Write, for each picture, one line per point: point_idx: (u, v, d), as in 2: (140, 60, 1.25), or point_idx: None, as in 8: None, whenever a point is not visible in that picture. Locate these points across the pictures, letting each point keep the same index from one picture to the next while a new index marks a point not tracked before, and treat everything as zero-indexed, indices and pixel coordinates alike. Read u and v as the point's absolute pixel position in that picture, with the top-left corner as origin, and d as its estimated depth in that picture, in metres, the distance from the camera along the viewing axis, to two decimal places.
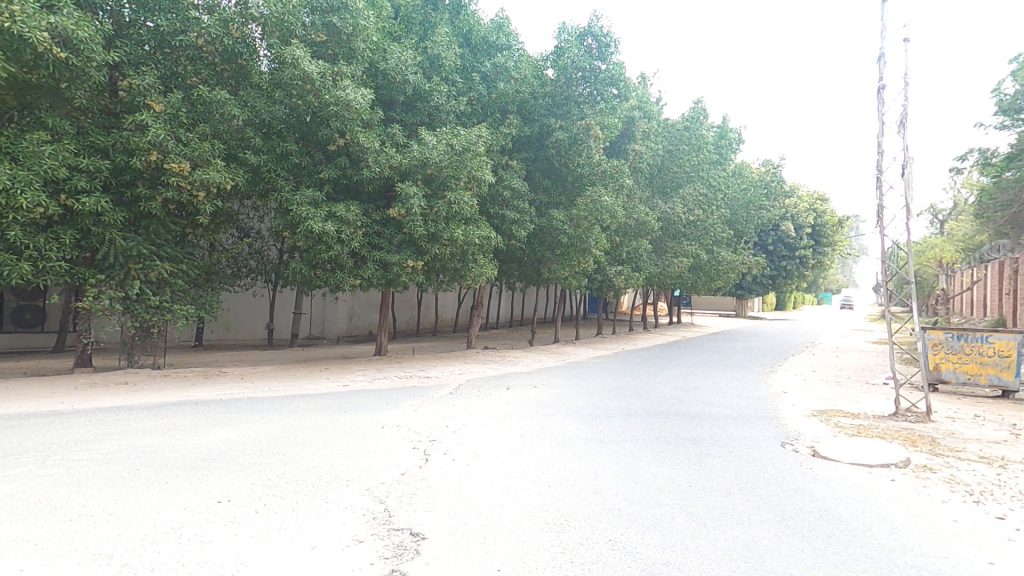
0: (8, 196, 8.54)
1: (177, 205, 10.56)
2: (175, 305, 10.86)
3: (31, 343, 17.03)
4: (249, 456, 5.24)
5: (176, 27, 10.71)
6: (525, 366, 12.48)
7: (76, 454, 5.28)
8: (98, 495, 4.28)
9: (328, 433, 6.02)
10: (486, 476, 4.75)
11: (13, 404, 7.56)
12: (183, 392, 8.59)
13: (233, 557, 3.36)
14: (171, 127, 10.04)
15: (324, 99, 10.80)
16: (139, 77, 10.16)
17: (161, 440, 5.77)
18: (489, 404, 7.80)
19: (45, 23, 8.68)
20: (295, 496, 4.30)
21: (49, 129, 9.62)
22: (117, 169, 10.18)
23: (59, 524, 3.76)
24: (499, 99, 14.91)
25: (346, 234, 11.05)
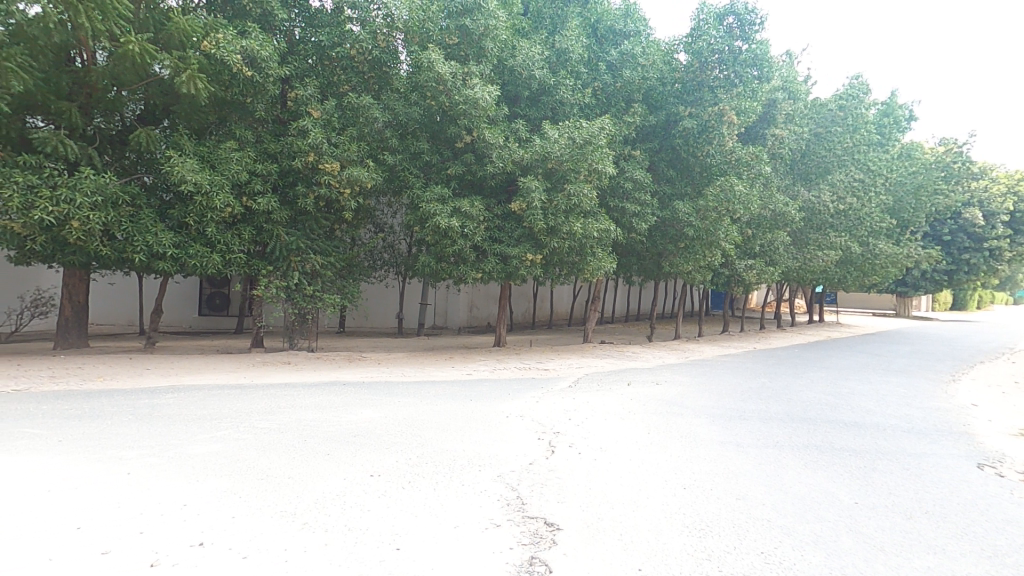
0: (206, 198, 10.06)
1: (327, 202, 11.68)
2: (325, 295, 12.10)
3: (220, 325, 19.90)
4: (391, 434, 5.80)
5: (334, 40, 11.99)
6: (645, 362, 12.16)
7: (260, 422, 6.17)
8: (279, 459, 5.15)
9: (459, 419, 6.38)
10: (615, 472, 4.71)
11: (209, 377, 8.98)
12: (333, 373, 9.58)
13: (389, 528, 3.95)
14: (325, 132, 11.18)
15: (454, 99, 11.33)
16: (303, 88, 11.45)
17: (320, 415, 6.48)
18: (612, 399, 7.71)
19: (239, 47, 10.18)
20: (435, 476, 4.75)
21: (235, 139, 11.19)
22: (284, 172, 11.55)
23: (254, 481, 4.67)
24: (624, 87, 14.57)
25: (469, 229, 11.55)
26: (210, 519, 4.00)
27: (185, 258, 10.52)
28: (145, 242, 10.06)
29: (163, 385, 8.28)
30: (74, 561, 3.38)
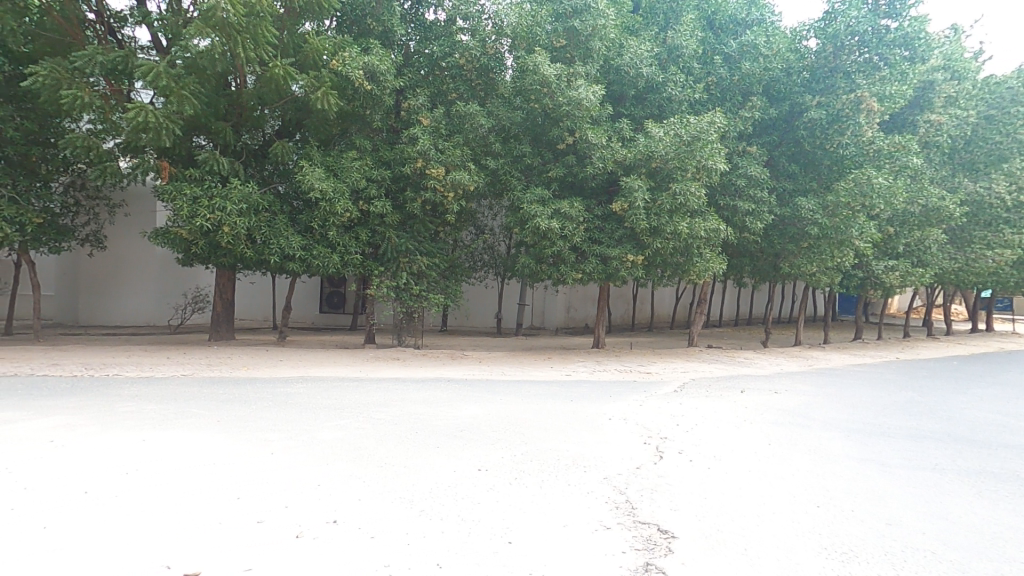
0: (329, 204, 10.95)
1: (433, 206, 12.26)
2: (430, 295, 12.69)
3: (336, 321, 21.66)
4: (494, 429, 6.05)
5: (444, 50, 12.97)
6: (758, 369, 11.42)
7: (377, 413, 6.89)
8: (393, 448, 5.79)
9: (560, 418, 6.42)
10: (733, 483, 4.48)
11: (330, 369, 9.78)
12: (438, 370, 10.02)
13: (499, 521, 4.09)
14: (434, 138, 11.77)
15: (558, 100, 11.43)
16: (415, 98, 12.19)
17: (429, 410, 6.88)
18: (723, 406, 7.34)
19: (362, 63, 11.07)
20: (542, 473, 4.83)
21: (355, 149, 12.13)
22: (395, 178, 12.29)
23: (375, 468, 5.33)
24: (741, 80, 13.97)
25: (568, 230, 11.55)
26: (340, 499, 4.73)
27: (311, 259, 11.49)
28: (278, 246, 11.17)
29: (294, 375, 9.22)
30: (237, 525, 4.28)
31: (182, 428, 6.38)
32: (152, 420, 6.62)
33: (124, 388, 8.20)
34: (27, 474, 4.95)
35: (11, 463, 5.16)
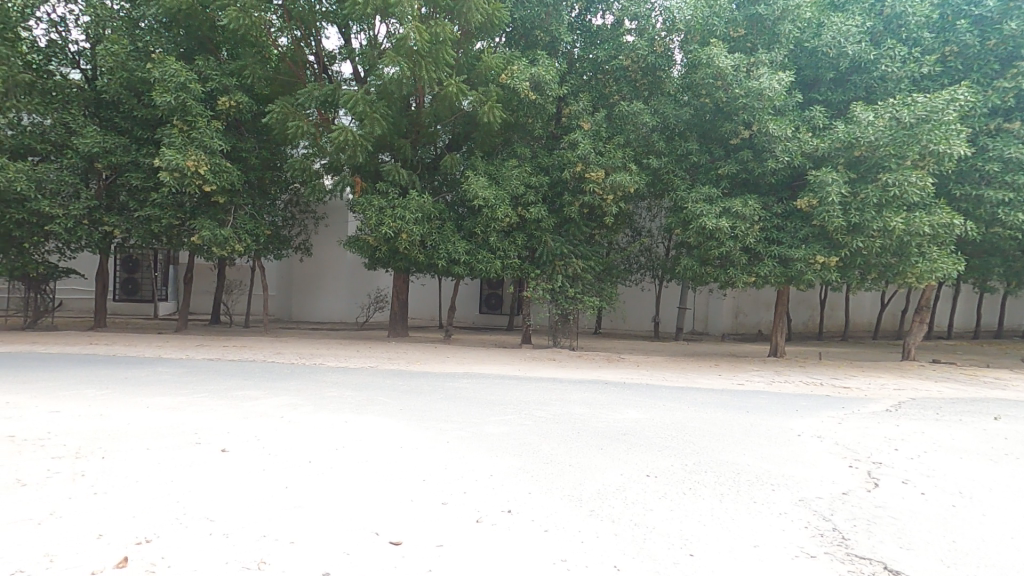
0: (491, 211, 11.58)
1: (589, 209, 12.51)
2: (585, 297, 12.92)
3: (493, 322, 23.00)
4: (660, 436, 5.92)
5: (609, 54, 13.64)
6: (986, 391, 9.50)
7: (539, 411, 7.18)
8: (558, 447, 5.95)
9: (737, 430, 6.05)
10: (992, 528, 3.82)
11: (493, 367, 10.41)
12: (595, 371, 10.12)
13: (676, 530, 3.97)
14: (594, 141, 12.10)
15: (734, 93, 11.33)
16: (576, 103, 12.59)
17: (588, 411, 7.00)
18: (949, 433, 6.29)
19: (529, 74, 11.61)
20: (722, 486, 4.60)
21: (516, 157, 12.86)
22: (553, 182, 12.74)
23: (540, 464, 5.54)
24: (998, 45, 12.64)
25: (740, 231, 11.19)
26: (511, 491, 5.00)
27: (474, 263, 12.37)
28: (446, 252, 12.16)
29: (461, 371, 10.01)
30: (424, 505, 4.94)
31: (372, 413, 7.68)
32: (349, 404, 8.05)
33: (327, 376, 9.70)
34: (269, 441, 6.79)
35: (259, 432, 7.11)
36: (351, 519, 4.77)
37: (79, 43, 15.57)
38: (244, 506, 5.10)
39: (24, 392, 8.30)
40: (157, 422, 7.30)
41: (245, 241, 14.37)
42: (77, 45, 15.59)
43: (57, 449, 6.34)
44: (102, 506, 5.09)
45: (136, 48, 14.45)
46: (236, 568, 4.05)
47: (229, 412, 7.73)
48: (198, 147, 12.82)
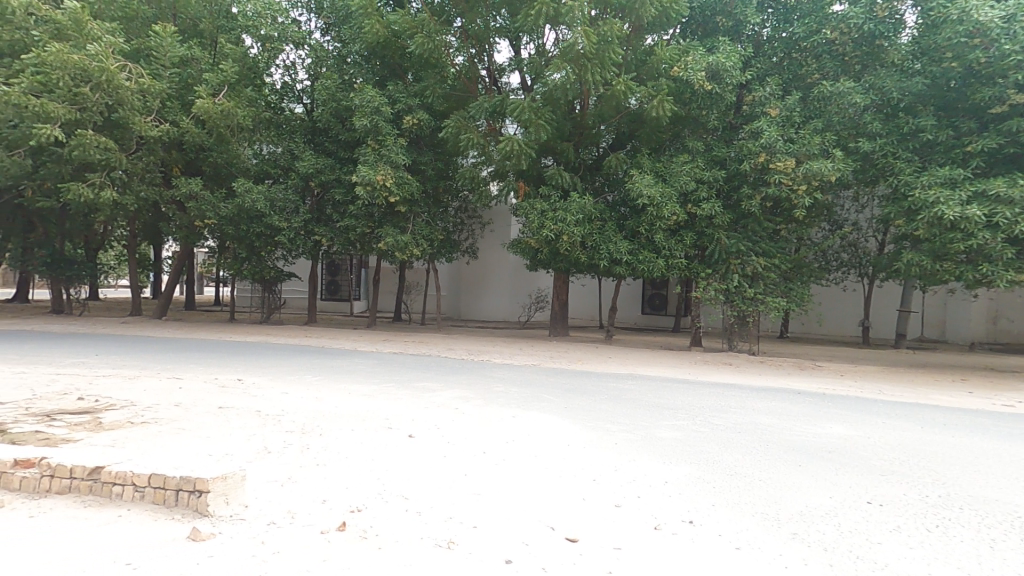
0: (657, 208, 11.83)
1: (772, 203, 12.34)
2: (766, 297, 12.44)
3: (658, 323, 23.03)
4: (884, 461, 5.28)
5: (809, 28, 13.71)
6: None
7: (715, 419, 6.88)
8: (743, 458, 5.59)
9: (1002, 463, 5.32)
10: None
11: (656, 368, 10.43)
12: (780, 377, 9.74)
13: (922, 571, 3.46)
14: (783, 129, 11.91)
15: (1001, 50, 10.61)
16: (760, 90, 12.49)
17: (778, 423, 6.63)
18: None
19: (705, 63, 11.76)
20: (983, 531, 3.93)
21: (687, 151, 12.95)
22: (730, 176, 12.71)
23: (723, 475, 5.22)
24: None
25: (1002, 219, 10.14)
26: (691, 502, 4.75)
27: (637, 263, 12.57)
28: (608, 252, 12.46)
29: (623, 373, 10.00)
30: (598, 505, 4.93)
31: (537, 410, 7.94)
32: (516, 399, 8.50)
33: (495, 372, 10.43)
34: (447, 431, 7.38)
35: (438, 421, 7.77)
36: (528, 510, 4.98)
37: (303, 81, 18.53)
38: (431, 489, 5.61)
39: (265, 373, 10.30)
40: (357, 407, 8.55)
41: (422, 245, 16.15)
42: (302, 83, 18.54)
43: (289, 423, 7.90)
44: (324, 477, 6.09)
45: (343, 81, 17.05)
46: (430, 544, 4.52)
47: (414, 401, 8.68)
48: (386, 163, 14.87)
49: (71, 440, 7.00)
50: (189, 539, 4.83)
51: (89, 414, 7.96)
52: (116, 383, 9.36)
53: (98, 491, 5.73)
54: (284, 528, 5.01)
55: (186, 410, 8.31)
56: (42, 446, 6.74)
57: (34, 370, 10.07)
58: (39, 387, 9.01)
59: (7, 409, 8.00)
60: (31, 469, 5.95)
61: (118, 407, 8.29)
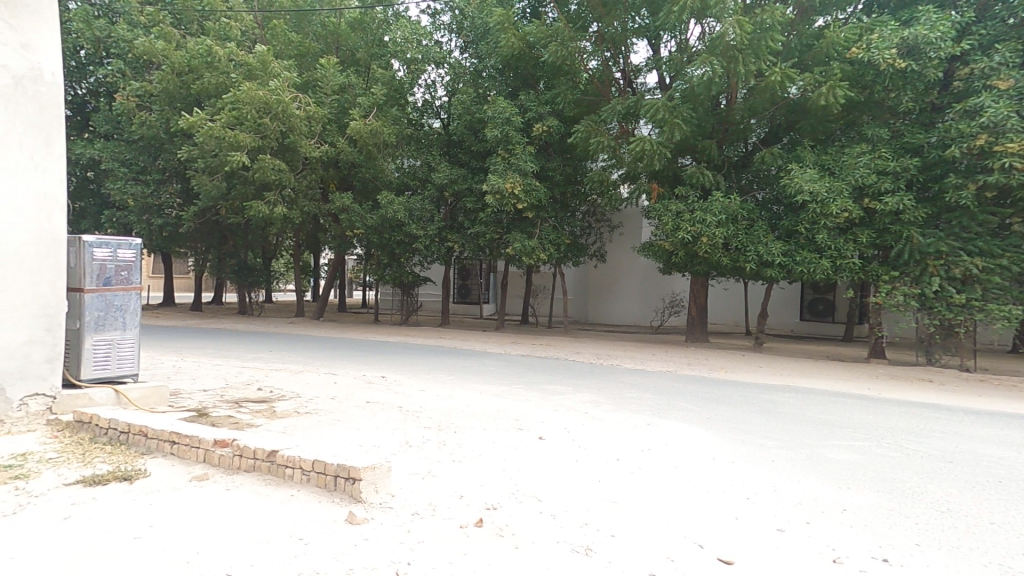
0: (823, 204, 13.37)
1: (991, 193, 12.91)
2: (988, 305, 12.86)
3: (823, 330, 25.21)
4: None
5: None
6: None
7: (909, 445, 6.69)
8: (953, 493, 5.22)
9: None
10: None
11: (835, 381, 11.07)
12: (1000, 401, 9.76)
13: None
14: (1014, 102, 12.16)
15: None
16: (980, 62, 12.87)
17: (1000, 455, 6.43)
18: None
19: (897, 40, 13.16)
20: None
21: (869, 139, 14.33)
22: (929, 165, 13.83)
23: (935, 511, 4.84)
24: None
25: None
26: (883, 535, 4.44)
27: (793, 264, 14.17)
28: (756, 252, 14.41)
29: (780, 385, 9.87)
30: (754, 525, 4.70)
31: (673, 419, 7.63)
32: (650, 407, 8.27)
33: (624, 376, 10.45)
34: (576, 434, 7.36)
35: (568, 425, 7.76)
36: (668, 520, 4.92)
37: (440, 99, 20.60)
38: (566, 492, 5.75)
39: (405, 371, 11.16)
40: (488, 406, 8.88)
41: (547, 249, 17.36)
42: (440, 100, 20.59)
43: (427, 419, 8.43)
44: (460, 474, 6.46)
45: (476, 94, 18.80)
46: (566, 548, 4.67)
47: (541, 403, 8.82)
48: (515, 171, 16.20)
49: (253, 425, 8.11)
50: (348, 522, 5.37)
51: (267, 403, 9.19)
52: (285, 377, 10.75)
53: (274, 472, 6.52)
54: (426, 519, 5.43)
55: (340, 402, 9.25)
56: (233, 429, 7.89)
57: (225, 362, 11.94)
58: (230, 377, 10.66)
59: (206, 396, 9.50)
60: (224, 449, 6.95)
61: (287, 398, 9.46)
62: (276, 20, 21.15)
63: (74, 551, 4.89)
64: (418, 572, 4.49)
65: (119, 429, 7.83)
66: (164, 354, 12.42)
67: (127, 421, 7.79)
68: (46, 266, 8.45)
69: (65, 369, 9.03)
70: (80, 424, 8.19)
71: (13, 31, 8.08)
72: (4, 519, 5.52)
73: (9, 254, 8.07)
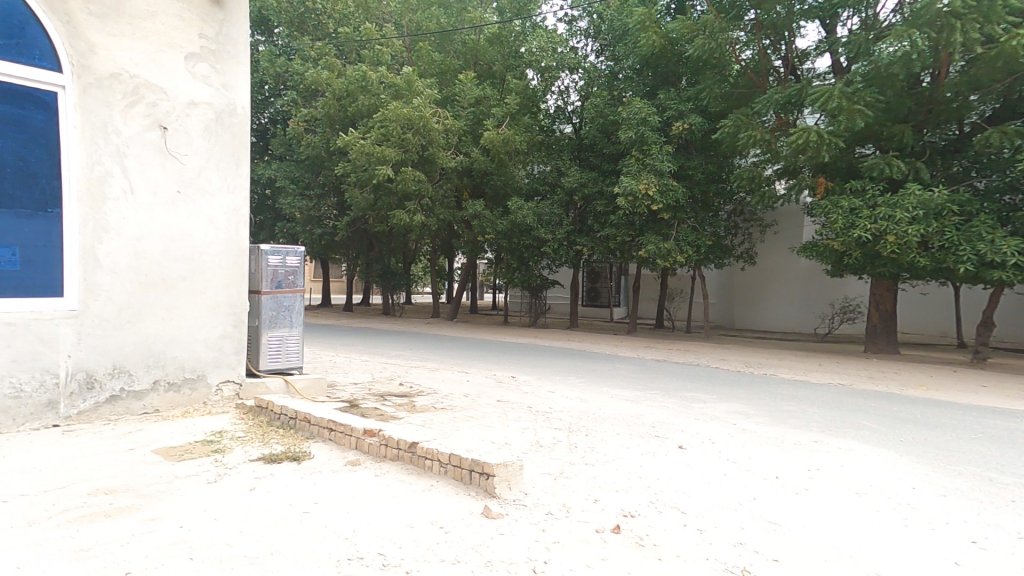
0: None
1: None
2: None
3: None
4: None
5: None
6: None
7: None
8: None
9: None
10: None
11: None
12: None
13: None
14: None
15: None
16: None
17: None
18: None
19: None
20: None
21: None
22: None
23: None
24: None
25: None
26: None
27: None
28: (974, 250, 13.79)
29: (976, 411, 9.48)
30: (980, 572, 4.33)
31: (848, 439, 7.59)
32: (815, 423, 8.37)
33: (785, 396, 10.08)
34: (720, 446, 7.12)
35: (713, 437, 7.55)
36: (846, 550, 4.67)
37: (571, 103, 22.87)
38: (714, 505, 5.56)
39: (534, 373, 11.63)
40: (623, 410, 8.94)
41: (684, 250, 18.70)
42: (570, 105, 22.78)
43: (558, 420, 8.54)
44: (594, 477, 6.45)
45: (611, 97, 20.89)
46: (718, 567, 4.50)
47: (680, 411, 8.80)
48: (650, 171, 17.76)
49: (397, 417, 8.78)
50: (484, 515, 5.60)
51: (408, 398, 9.90)
52: (423, 374, 11.59)
53: (414, 461, 6.94)
54: (560, 520, 5.51)
55: (473, 400, 9.69)
56: (380, 420, 8.58)
57: (372, 358, 13.15)
58: (376, 372, 11.73)
59: (356, 389, 10.49)
60: (372, 438, 7.52)
61: (425, 394, 10.12)
62: (422, 41, 24.02)
63: (253, 516, 5.65)
64: (556, 572, 4.58)
65: (289, 414, 8.88)
66: (321, 349, 14.02)
67: (295, 408, 8.80)
68: (235, 272, 9.90)
69: (248, 360, 10.53)
70: (260, 409, 9.46)
71: (217, 73, 9.62)
72: (208, 485, 6.49)
73: (209, 263, 9.57)
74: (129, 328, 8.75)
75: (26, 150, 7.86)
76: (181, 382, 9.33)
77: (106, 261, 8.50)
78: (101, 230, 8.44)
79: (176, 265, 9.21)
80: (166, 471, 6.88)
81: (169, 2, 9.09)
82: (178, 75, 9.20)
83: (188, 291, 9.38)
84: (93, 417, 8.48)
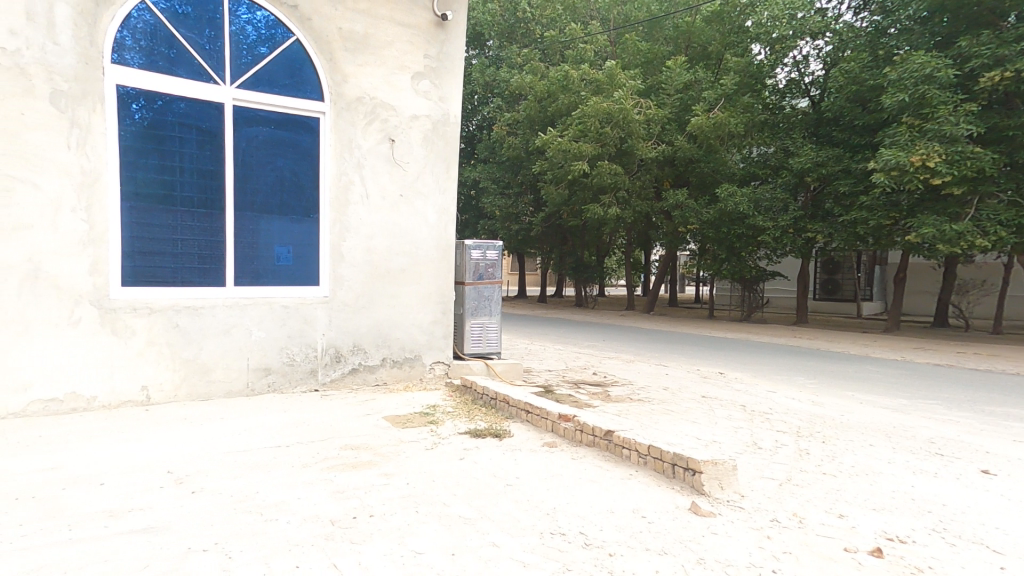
0: None
1: None
2: None
3: None
4: None
5: None
6: None
7: None
8: None
9: None
10: None
11: None
12: None
13: None
14: None
15: None
16: None
17: None
18: None
19: None
20: None
21: None
22: None
23: None
24: None
25: None
26: None
27: None
28: None
29: None
30: None
31: None
32: None
33: None
34: None
35: None
36: None
37: (812, 74, 21.28)
38: None
39: (747, 372, 10.63)
40: (880, 420, 7.66)
41: (992, 229, 15.28)
42: (810, 77, 21.36)
43: (780, 423, 7.44)
44: (835, 491, 5.38)
45: (877, 57, 18.33)
46: None
47: (974, 429, 7.36)
48: (933, 138, 15.18)
49: (591, 405, 8.60)
50: (692, 512, 5.04)
51: (602, 387, 9.68)
52: (618, 364, 11.33)
53: (610, 451, 6.61)
54: (792, 530, 4.68)
55: (674, 393, 9.06)
56: (575, 407, 8.50)
57: (565, 347, 13.33)
58: (569, 360, 11.85)
59: (551, 375, 10.70)
60: (568, 423, 7.40)
61: (619, 385, 9.81)
62: (629, 33, 25.36)
63: (461, 483, 5.97)
64: None
65: (490, 395, 9.35)
66: (517, 337, 14.76)
67: (496, 389, 9.21)
68: (443, 264, 10.98)
69: (455, 344, 11.53)
70: (465, 388, 10.22)
71: (436, 88, 10.82)
72: (426, 451, 7.12)
73: (423, 258, 10.74)
74: (363, 312, 10.23)
75: (299, 166, 9.69)
76: (402, 359, 10.61)
77: (348, 256, 10.04)
78: (344, 229, 10.00)
79: (399, 258, 10.51)
80: (394, 436, 7.77)
81: (403, 31, 10.44)
82: (405, 93, 10.49)
83: (407, 281, 10.62)
84: (342, 385, 10.10)
